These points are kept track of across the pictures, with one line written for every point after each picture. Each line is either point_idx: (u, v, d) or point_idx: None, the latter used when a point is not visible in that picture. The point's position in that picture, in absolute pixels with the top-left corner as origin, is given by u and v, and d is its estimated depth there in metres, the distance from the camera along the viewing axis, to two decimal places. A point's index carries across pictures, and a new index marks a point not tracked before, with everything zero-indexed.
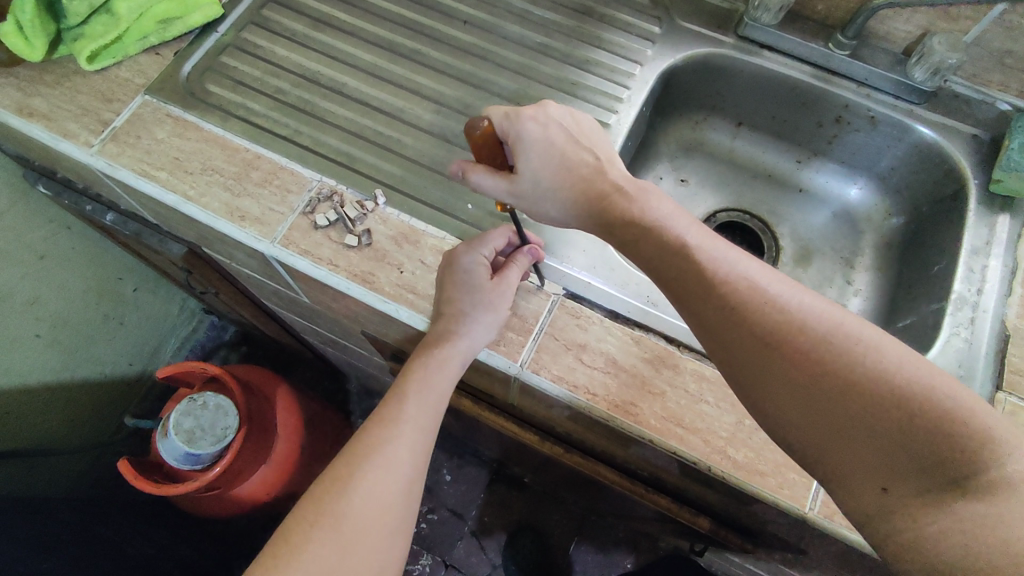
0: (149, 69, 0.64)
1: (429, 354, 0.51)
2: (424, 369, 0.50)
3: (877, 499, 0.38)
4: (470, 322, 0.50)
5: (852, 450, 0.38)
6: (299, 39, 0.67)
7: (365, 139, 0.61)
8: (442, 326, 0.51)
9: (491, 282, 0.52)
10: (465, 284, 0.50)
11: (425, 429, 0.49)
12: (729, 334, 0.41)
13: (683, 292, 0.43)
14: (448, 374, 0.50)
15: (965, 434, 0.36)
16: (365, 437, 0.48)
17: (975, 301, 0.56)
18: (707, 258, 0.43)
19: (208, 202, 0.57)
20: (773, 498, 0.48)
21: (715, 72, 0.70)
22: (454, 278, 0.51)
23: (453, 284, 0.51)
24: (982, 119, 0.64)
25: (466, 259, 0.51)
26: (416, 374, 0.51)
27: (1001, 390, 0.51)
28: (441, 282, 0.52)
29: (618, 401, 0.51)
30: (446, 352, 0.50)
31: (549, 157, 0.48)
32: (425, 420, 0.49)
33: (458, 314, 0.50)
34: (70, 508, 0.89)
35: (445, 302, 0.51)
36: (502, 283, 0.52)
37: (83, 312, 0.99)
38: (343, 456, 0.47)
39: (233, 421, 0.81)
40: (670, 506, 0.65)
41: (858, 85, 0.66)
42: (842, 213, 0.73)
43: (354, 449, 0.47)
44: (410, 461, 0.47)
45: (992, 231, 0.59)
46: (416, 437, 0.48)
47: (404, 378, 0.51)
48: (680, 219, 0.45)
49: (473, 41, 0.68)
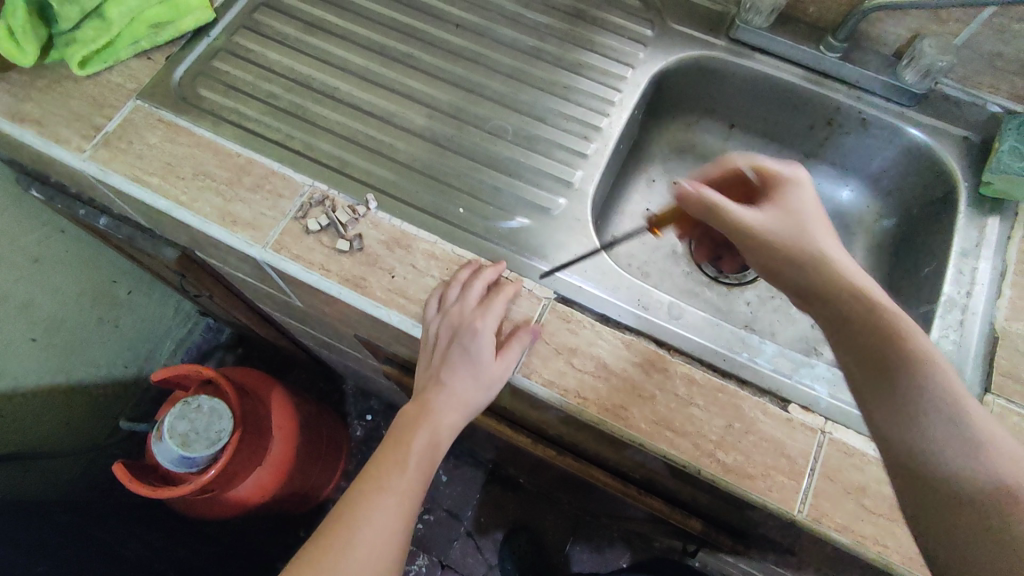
0: (141, 74, 0.64)
1: (424, 425, 0.52)
2: (420, 441, 0.52)
3: (931, 496, 0.36)
4: (467, 407, 0.52)
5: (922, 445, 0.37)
6: (290, 43, 0.67)
7: (356, 143, 0.61)
8: (441, 402, 0.52)
9: (497, 358, 0.51)
10: (472, 372, 0.51)
11: (415, 489, 0.52)
12: (836, 320, 0.43)
13: (830, 293, 0.44)
14: (438, 445, 0.53)
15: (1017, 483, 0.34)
16: (359, 494, 0.50)
17: (964, 304, 0.56)
18: (822, 262, 0.46)
19: (200, 208, 0.57)
20: (763, 501, 0.48)
21: (705, 74, 0.71)
22: (461, 359, 0.51)
23: (459, 363, 0.51)
24: (972, 121, 0.64)
25: (478, 337, 0.50)
26: (411, 447, 0.52)
27: (989, 392, 0.52)
28: (450, 351, 0.52)
29: (609, 405, 0.51)
30: (443, 433, 0.53)
31: (805, 216, 0.50)
32: (415, 487, 0.52)
33: (458, 393, 0.52)
34: (66, 510, 0.89)
35: (448, 371, 0.52)
36: (506, 359, 0.51)
37: (77, 314, 0.99)
38: (342, 509, 0.50)
39: (227, 424, 0.81)
40: (662, 508, 0.65)
41: (849, 87, 0.66)
42: (834, 215, 0.74)
43: (352, 505, 0.50)
44: (398, 525, 0.50)
45: (982, 232, 0.59)
46: (407, 502, 0.51)
47: (397, 440, 0.53)
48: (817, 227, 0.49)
49: (465, 44, 0.68)
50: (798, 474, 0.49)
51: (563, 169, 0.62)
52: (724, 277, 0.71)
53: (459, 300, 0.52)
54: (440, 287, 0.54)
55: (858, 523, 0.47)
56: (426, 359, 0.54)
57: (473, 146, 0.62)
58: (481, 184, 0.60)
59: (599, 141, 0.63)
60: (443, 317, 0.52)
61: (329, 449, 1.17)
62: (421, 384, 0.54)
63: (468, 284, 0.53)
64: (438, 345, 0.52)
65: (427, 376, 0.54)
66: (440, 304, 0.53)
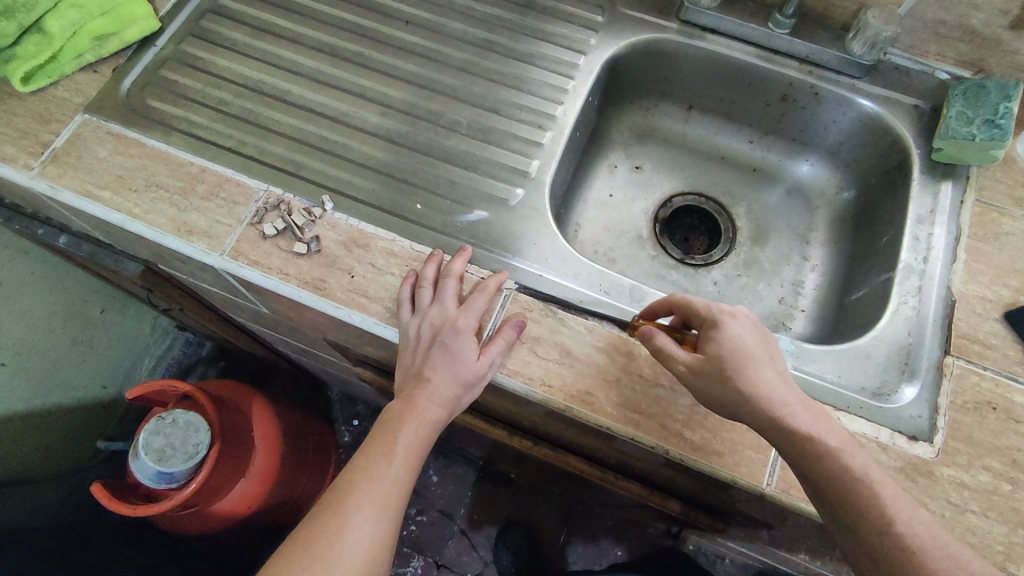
0: (87, 87, 0.63)
1: (411, 419, 0.49)
2: (407, 435, 0.49)
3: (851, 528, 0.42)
4: (452, 403, 0.50)
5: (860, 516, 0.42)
6: (239, 48, 0.67)
7: (311, 146, 0.61)
8: (425, 400, 0.50)
9: (482, 353, 0.49)
10: (457, 373, 0.49)
11: (404, 480, 0.49)
12: (800, 454, 0.44)
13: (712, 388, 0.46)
14: (427, 438, 0.50)
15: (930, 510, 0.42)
16: (345, 480, 0.48)
17: (921, 270, 0.57)
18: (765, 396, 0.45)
19: (154, 219, 0.56)
20: (732, 476, 0.49)
21: (659, 57, 0.71)
22: (445, 359, 0.50)
23: (442, 363, 0.50)
24: (922, 89, 0.65)
25: (460, 333, 0.50)
26: (400, 442, 0.49)
27: (949, 354, 0.53)
28: (432, 351, 0.50)
29: (575, 391, 0.51)
30: (431, 431, 0.50)
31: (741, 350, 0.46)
32: (404, 478, 0.49)
33: (442, 391, 0.49)
34: (48, 535, 0.88)
35: (429, 371, 0.50)
36: (491, 352, 0.49)
37: (49, 338, 0.97)
38: (329, 495, 0.48)
39: (204, 436, 0.80)
40: (640, 492, 0.66)
41: (801, 63, 0.67)
42: (796, 190, 0.74)
43: (338, 491, 0.48)
44: (386, 515, 0.48)
45: (936, 198, 0.60)
46: (395, 493, 0.48)
47: (384, 432, 0.50)
48: (758, 363, 0.46)
49: (417, 41, 0.68)
50: (766, 447, 0.49)
51: (520, 159, 0.62)
52: (689, 258, 0.72)
53: (435, 301, 0.51)
54: (408, 283, 0.53)
55: None
56: (407, 359, 0.52)
57: (428, 141, 0.62)
58: (443, 187, 0.59)
59: (555, 129, 0.63)
60: (422, 317, 0.51)
61: (315, 457, 1.16)
62: (403, 382, 0.52)
63: (440, 281, 0.53)
64: (419, 346, 0.51)
65: (407, 374, 0.51)
66: (414, 306, 0.52)
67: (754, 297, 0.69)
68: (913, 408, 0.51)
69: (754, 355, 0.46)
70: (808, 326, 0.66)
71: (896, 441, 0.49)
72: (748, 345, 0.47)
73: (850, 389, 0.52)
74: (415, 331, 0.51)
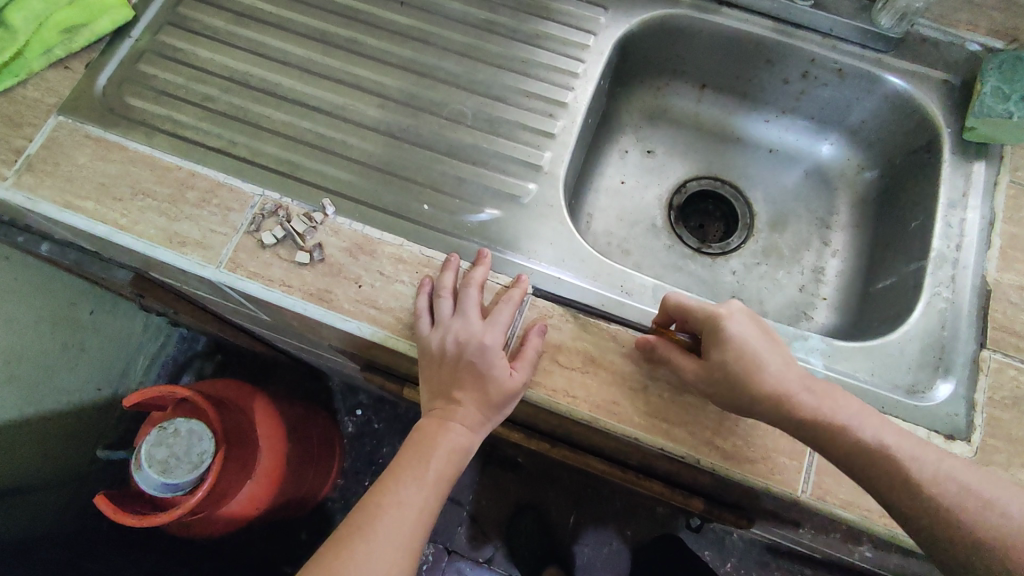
0: (59, 85, 0.58)
1: (442, 441, 0.47)
2: (438, 458, 0.47)
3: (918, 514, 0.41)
4: (484, 423, 0.48)
5: (926, 503, 0.41)
6: (222, 37, 0.62)
7: (307, 144, 0.57)
8: (455, 421, 0.47)
9: (513, 371, 0.47)
10: (486, 392, 0.47)
11: (431, 505, 0.47)
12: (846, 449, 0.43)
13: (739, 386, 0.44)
14: (457, 461, 0.48)
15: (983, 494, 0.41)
16: (370, 503, 0.46)
17: (955, 258, 0.54)
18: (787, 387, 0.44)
19: (143, 230, 0.53)
20: (765, 483, 0.47)
21: (671, 34, 0.66)
22: (472, 375, 0.47)
23: (470, 382, 0.47)
24: (952, 62, 0.61)
25: (488, 350, 0.47)
26: (428, 465, 0.47)
27: (985, 347, 0.51)
28: (458, 368, 0.47)
29: (600, 401, 0.48)
30: (460, 453, 0.48)
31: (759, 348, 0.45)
32: (432, 502, 0.47)
33: (471, 412, 0.47)
34: (53, 547, 0.86)
35: (457, 390, 0.48)
36: (522, 369, 0.47)
37: (42, 344, 0.93)
38: (353, 518, 0.46)
39: (209, 445, 0.77)
40: (663, 491, 0.65)
41: (823, 37, 0.63)
42: (814, 171, 0.71)
43: (363, 514, 0.46)
44: (413, 543, 0.46)
45: (968, 179, 0.57)
46: (421, 518, 0.46)
47: (413, 453, 0.48)
48: (770, 350, 0.45)
49: (414, 24, 0.63)
50: (800, 453, 0.47)
51: (530, 152, 0.58)
52: (706, 247, 0.69)
53: (456, 313, 0.48)
54: (425, 294, 0.50)
55: (864, 497, 0.46)
56: (429, 376, 0.49)
57: (432, 135, 0.58)
58: (450, 185, 0.56)
59: (567, 117, 0.59)
60: (443, 331, 0.48)
61: (322, 452, 1.15)
62: (429, 399, 0.49)
63: (460, 291, 0.50)
64: (441, 362, 0.48)
65: (433, 391, 0.49)
66: (434, 317, 0.49)
67: (774, 286, 0.67)
68: (949, 405, 0.49)
69: (766, 337, 0.46)
70: (831, 315, 0.64)
71: (932, 441, 0.48)
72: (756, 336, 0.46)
73: (884, 388, 0.50)
74: (434, 346, 0.48)
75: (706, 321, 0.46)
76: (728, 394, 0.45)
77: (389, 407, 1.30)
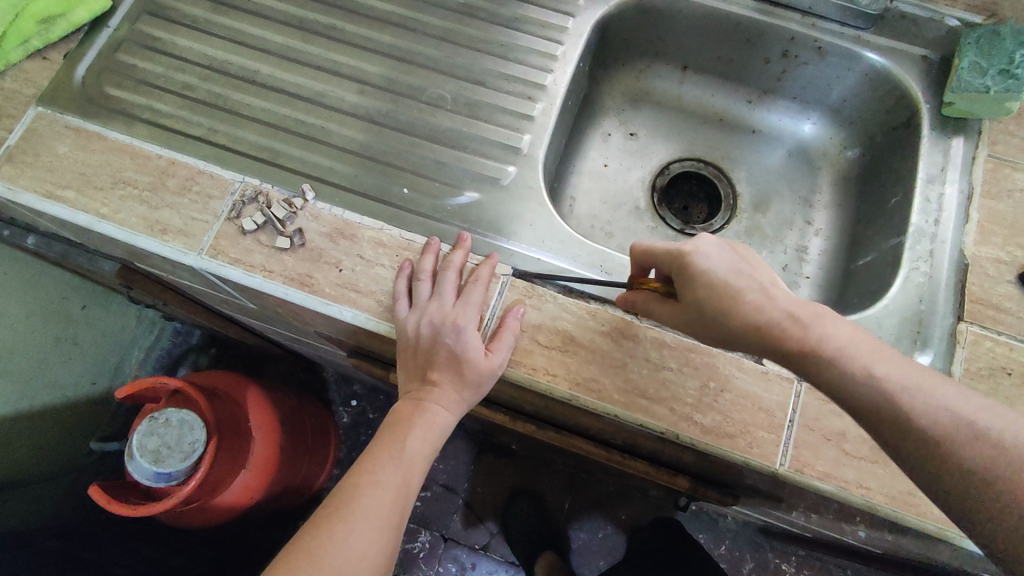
0: (37, 77, 0.58)
1: (421, 422, 0.48)
2: (416, 438, 0.48)
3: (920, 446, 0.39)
4: (460, 403, 0.49)
5: (920, 439, 0.39)
6: (200, 26, 0.62)
7: (287, 130, 0.57)
8: (434, 403, 0.48)
9: (489, 352, 0.47)
10: (462, 374, 0.47)
11: (412, 483, 0.48)
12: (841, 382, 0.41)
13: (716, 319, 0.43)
14: (437, 441, 0.49)
15: (979, 426, 0.38)
16: (352, 482, 0.47)
17: (933, 233, 0.54)
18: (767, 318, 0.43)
19: (124, 218, 0.53)
20: (744, 458, 0.48)
21: (652, 15, 0.66)
22: (448, 355, 0.48)
23: (446, 364, 0.47)
24: (930, 39, 0.61)
25: (464, 331, 0.47)
26: (409, 445, 0.48)
27: (963, 320, 0.51)
28: (434, 351, 0.48)
29: (580, 379, 0.49)
30: (440, 434, 0.48)
31: (733, 279, 0.44)
32: (413, 480, 0.48)
33: (449, 394, 0.48)
34: (50, 539, 0.87)
35: (434, 372, 0.48)
36: (498, 350, 0.47)
37: (34, 339, 0.93)
38: (335, 497, 0.46)
39: (200, 434, 0.78)
40: (648, 471, 0.66)
41: (802, 15, 0.62)
42: (797, 150, 0.71)
43: (345, 493, 0.46)
44: (393, 520, 0.46)
45: (947, 155, 0.57)
46: (402, 496, 0.47)
47: (393, 433, 0.48)
48: (739, 280, 0.43)
49: (392, 9, 0.63)
50: (777, 426, 0.48)
51: (510, 135, 0.58)
52: (689, 228, 0.70)
53: (434, 296, 0.49)
54: (404, 277, 0.50)
55: (841, 469, 0.47)
56: (407, 359, 0.49)
57: (411, 120, 0.58)
58: (429, 169, 0.56)
59: (546, 99, 0.59)
60: (420, 314, 0.48)
61: (316, 442, 1.15)
62: (406, 382, 0.50)
63: (438, 274, 0.50)
64: (417, 345, 0.48)
65: (410, 373, 0.49)
66: (412, 301, 0.49)
67: None
68: None
69: (740, 267, 0.44)
70: (813, 293, 0.65)
71: None
72: (728, 268, 0.44)
73: None
74: (410, 330, 0.48)
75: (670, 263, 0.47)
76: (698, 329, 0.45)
77: (384, 397, 1.30)
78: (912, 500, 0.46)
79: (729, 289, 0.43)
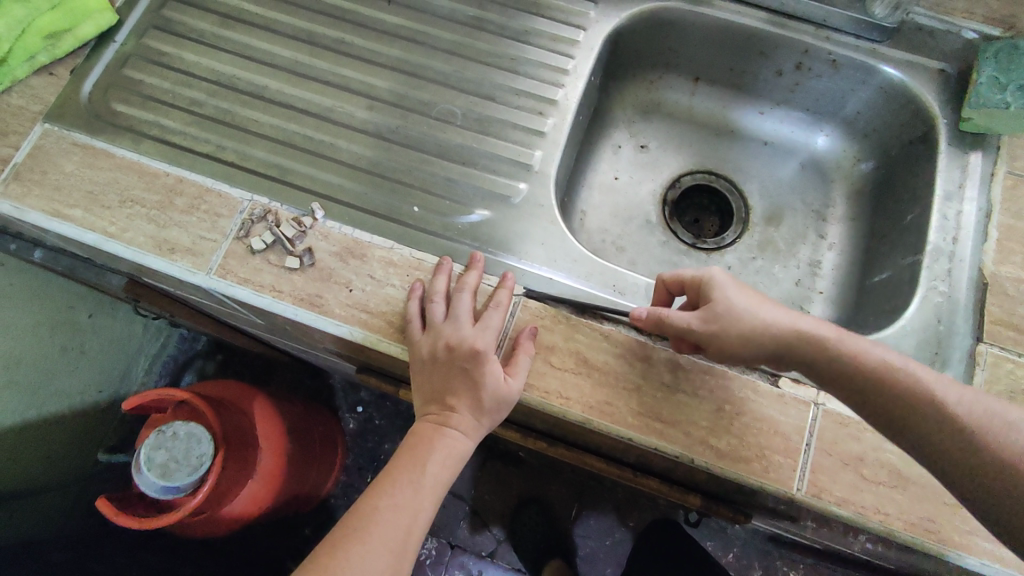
0: (44, 93, 0.57)
1: (438, 447, 0.47)
2: (434, 463, 0.47)
3: (946, 440, 0.39)
4: (479, 428, 0.48)
5: (946, 430, 0.39)
6: (208, 40, 0.61)
7: (295, 147, 0.57)
8: (451, 428, 0.47)
9: (507, 376, 0.47)
10: (480, 399, 0.47)
11: (427, 507, 0.47)
12: (864, 386, 0.42)
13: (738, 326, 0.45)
14: (454, 466, 0.48)
15: (999, 415, 0.39)
16: (367, 506, 0.46)
17: (951, 252, 0.53)
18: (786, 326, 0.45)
19: (132, 238, 0.52)
20: (760, 482, 0.47)
21: (663, 27, 0.65)
22: (465, 380, 0.47)
23: (463, 389, 0.47)
24: (947, 52, 0.60)
25: (482, 354, 0.47)
26: (426, 470, 0.47)
27: (982, 341, 0.50)
28: (450, 375, 0.47)
29: (594, 402, 0.48)
30: (457, 458, 0.48)
31: (753, 295, 0.46)
32: (428, 505, 0.47)
33: (466, 419, 0.47)
34: (57, 550, 0.86)
35: (450, 396, 0.47)
36: (516, 374, 0.47)
37: (41, 349, 0.93)
38: (350, 520, 0.46)
39: (207, 447, 0.77)
40: (659, 488, 0.65)
41: (816, 28, 0.61)
42: (810, 163, 0.70)
43: (360, 517, 0.46)
44: (409, 545, 0.46)
45: (965, 170, 0.56)
46: (418, 521, 0.46)
47: (409, 456, 0.48)
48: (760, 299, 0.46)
49: (401, 22, 0.62)
50: (794, 451, 0.47)
51: (521, 151, 0.57)
52: (701, 242, 0.69)
53: (448, 318, 0.48)
54: (416, 299, 0.50)
55: (859, 494, 0.46)
56: (422, 382, 0.49)
57: (421, 136, 0.57)
58: (440, 186, 0.55)
59: (557, 115, 0.59)
60: (435, 336, 0.48)
61: (323, 450, 1.15)
62: (423, 405, 0.49)
63: (453, 296, 0.50)
64: (433, 368, 0.48)
65: (426, 397, 0.49)
66: (426, 323, 0.49)
67: (771, 280, 0.66)
68: None
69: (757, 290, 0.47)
70: (827, 309, 0.64)
71: None
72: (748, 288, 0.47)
73: None
74: (426, 353, 0.48)
75: (696, 284, 0.48)
76: (723, 341, 0.45)
77: (390, 404, 1.30)
78: (932, 527, 0.45)
79: (749, 302, 0.46)
